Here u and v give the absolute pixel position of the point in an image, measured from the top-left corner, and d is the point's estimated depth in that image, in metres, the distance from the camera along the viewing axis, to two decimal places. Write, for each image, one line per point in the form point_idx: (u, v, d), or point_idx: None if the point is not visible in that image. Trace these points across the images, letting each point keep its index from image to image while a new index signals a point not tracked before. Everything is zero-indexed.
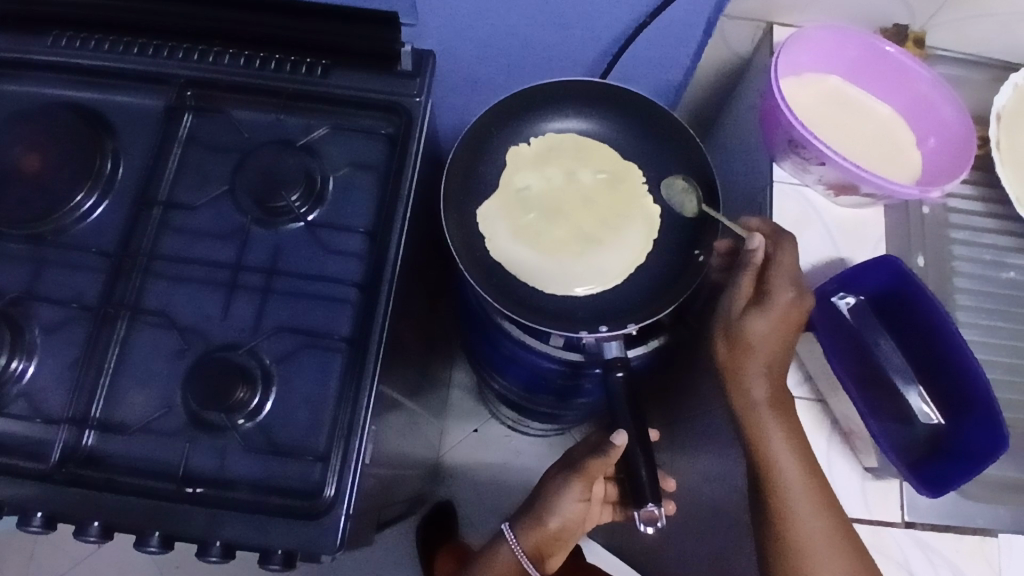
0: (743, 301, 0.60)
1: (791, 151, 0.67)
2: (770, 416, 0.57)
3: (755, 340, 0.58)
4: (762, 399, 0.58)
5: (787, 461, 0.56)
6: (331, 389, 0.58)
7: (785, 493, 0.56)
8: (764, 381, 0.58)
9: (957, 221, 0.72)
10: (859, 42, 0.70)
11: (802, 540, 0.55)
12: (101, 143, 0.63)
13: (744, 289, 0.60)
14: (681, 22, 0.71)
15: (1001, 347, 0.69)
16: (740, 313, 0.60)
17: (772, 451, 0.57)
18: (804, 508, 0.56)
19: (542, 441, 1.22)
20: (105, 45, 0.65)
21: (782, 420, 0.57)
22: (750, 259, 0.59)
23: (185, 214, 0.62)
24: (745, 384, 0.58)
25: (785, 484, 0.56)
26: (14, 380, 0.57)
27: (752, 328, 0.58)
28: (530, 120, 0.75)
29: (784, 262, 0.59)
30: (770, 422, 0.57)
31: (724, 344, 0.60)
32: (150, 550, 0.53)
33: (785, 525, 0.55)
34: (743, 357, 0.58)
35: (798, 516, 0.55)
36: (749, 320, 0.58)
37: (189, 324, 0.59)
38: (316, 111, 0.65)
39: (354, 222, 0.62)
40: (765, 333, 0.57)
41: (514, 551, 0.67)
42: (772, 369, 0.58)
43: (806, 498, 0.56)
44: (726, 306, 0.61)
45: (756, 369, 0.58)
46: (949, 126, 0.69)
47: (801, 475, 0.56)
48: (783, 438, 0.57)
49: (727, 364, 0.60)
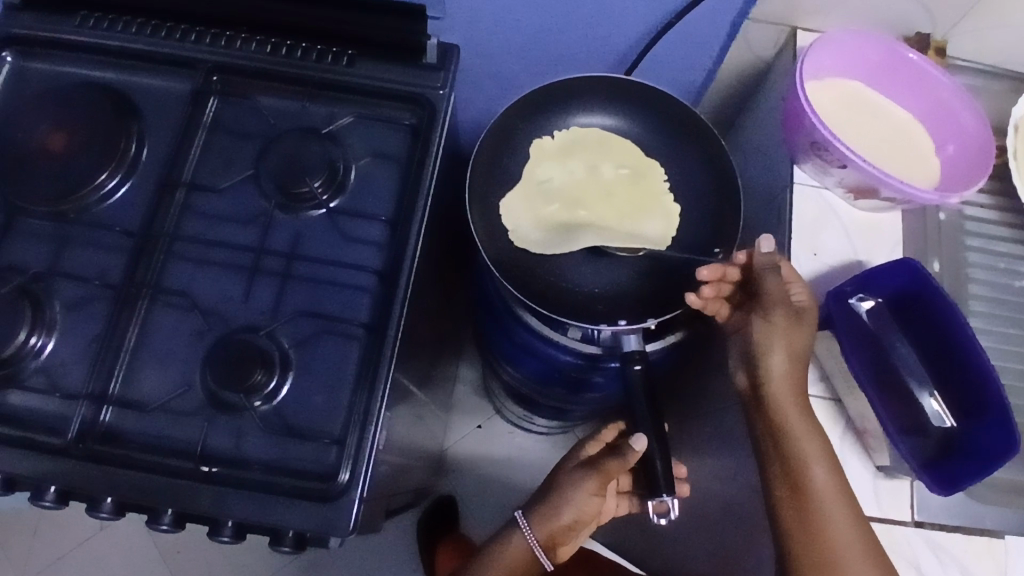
0: (782, 305, 0.61)
1: (813, 153, 0.69)
2: (795, 410, 0.59)
3: (801, 345, 0.60)
4: (790, 405, 0.59)
5: (819, 467, 0.57)
6: (349, 374, 0.58)
7: (816, 497, 0.56)
8: (791, 391, 0.60)
9: (973, 229, 0.73)
10: (882, 47, 0.71)
11: (831, 545, 0.55)
12: (127, 124, 0.64)
13: (775, 295, 0.61)
14: (705, 23, 0.72)
15: (1012, 353, 0.69)
16: (787, 319, 0.60)
17: (805, 455, 0.57)
18: (834, 511, 0.56)
19: (546, 438, 1.23)
20: (133, 27, 0.66)
21: (814, 426, 0.59)
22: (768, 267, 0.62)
23: (208, 197, 0.63)
24: (783, 399, 0.59)
25: (812, 485, 0.57)
26: (33, 355, 0.57)
27: (800, 338, 0.60)
28: (554, 114, 0.77)
29: (791, 268, 0.62)
30: (791, 414, 0.59)
31: (781, 354, 0.60)
32: (162, 528, 0.54)
33: (817, 531, 0.55)
34: (794, 368, 0.60)
35: (829, 521, 0.56)
36: (793, 333, 0.60)
37: (210, 305, 0.60)
38: (343, 100, 0.66)
39: (375, 209, 0.63)
40: (805, 340, 0.60)
41: (527, 539, 0.67)
42: (801, 383, 0.60)
43: (833, 494, 0.57)
44: (766, 319, 0.61)
45: (795, 383, 0.60)
46: (968, 133, 0.70)
47: (833, 481, 0.57)
48: (816, 443, 0.58)
49: (772, 382, 0.60)
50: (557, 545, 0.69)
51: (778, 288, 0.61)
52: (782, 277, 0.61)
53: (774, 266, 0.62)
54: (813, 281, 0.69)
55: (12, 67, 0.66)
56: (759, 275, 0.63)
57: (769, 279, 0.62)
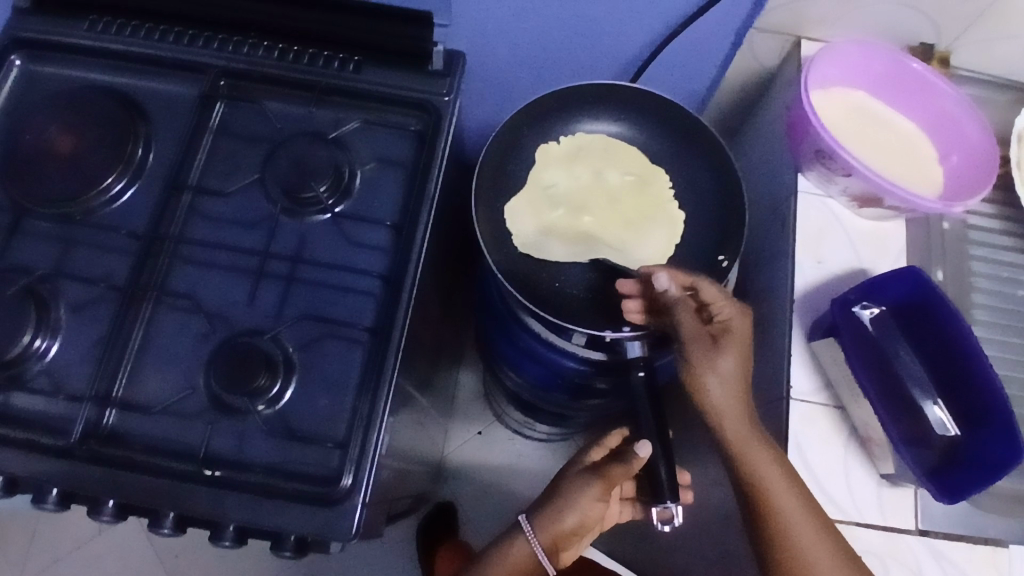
0: (697, 337, 0.58)
1: (818, 161, 0.69)
2: (733, 421, 0.57)
3: (732, 372, 0.57)
4: (737, 426, 0.57)
5: (778, 485, 0.56)
6: (353, 379, 0.58)
7: (780, 514, 0.56)
8: (734, 414, 0.57)
9: (976, 238, 0.73)
10: (886, 56, 0.72)
11: (802, 558, 0.55)
12: (135, 128, 0.64)
13: (687, 327, 0.59)
14: (710, 33, 0.72)
15: (1018, 362, 0.69)
16: (704, 349, 0.58)
17: (759, 471, 0.57)
18: (800, 525, 0.56)
19: (547, 445, 1.22)
20: (141, 32, 0.67)
21: (765, 444, 0.57)
22: (670, 299, 0.60)
23: (214, 201, 0.63)
24: (727, 425, 0.57)
25: (774, 504, 0.56)
26: (38, 357, 0.57)
27: (724, 367, 0.57)
28: (560, 121, 0.78)
29: (710, 289, 0.60)
30: (731, 426, 0.57)
31: (714, 386, 0.57)
32: (164, 532, 0.53)
33: (787, 546, 0.55)
34: (729, 394, 0.57)
35: (797, 535, 0.56)
36: (714, 362, 0.57)
37: (214, 308, 0.60)
38: (348, 106, 0.66)
39: (380, 215, 0.63)
40: (734, 368, 0.57)
41: (530, 543, 0.67)
42: (744, 399, 0.58)
43: (796, 504, 0.56)
44: (684, 355, 0.59)
45: (737, 407, 0.57)
46: (971, 143, 0.71)
47: (794, 496, 0.56)
48: (766, 458, 0.57)
49: (713, 407, 0.58)
50: (560, 550, 0.69)
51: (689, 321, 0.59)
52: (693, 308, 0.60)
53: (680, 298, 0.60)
54: (817, 288, 0.69)
55: (22, 70, 0.67)
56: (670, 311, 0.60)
57: (680, 312, 0.60)
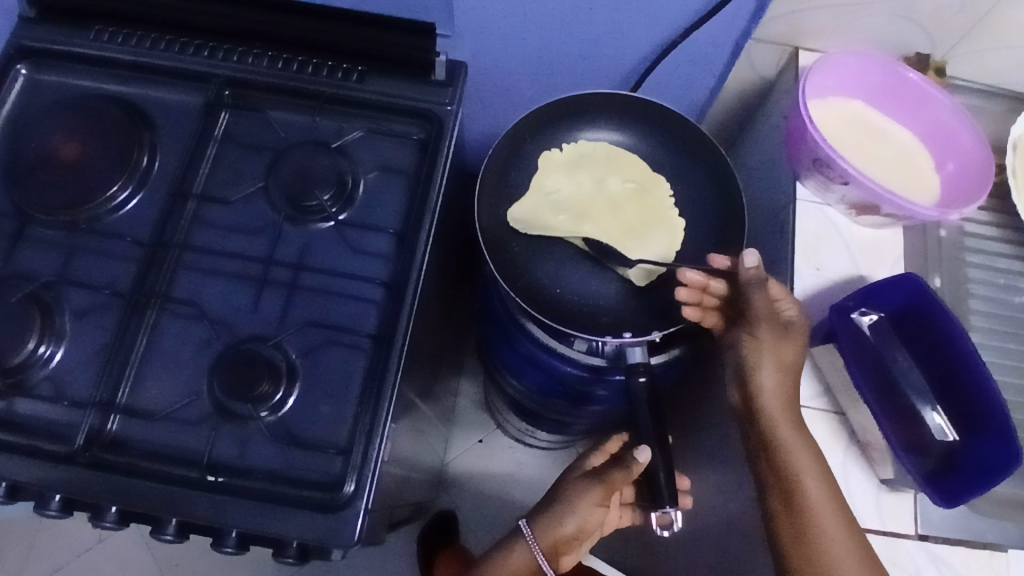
0: (768, 321, 0.62)
1: (815, 169, 0.70)
2: (779, 413, 0.60)
3: (789, 359, 0.61)
4: (784, 420, 0.60)
5: (812, 479, 0.57)
6: (356, 386, 0.58)
7: (809, 509, 0.57)
8: (784, 406, 0.60)
9: (973, 245, 0.74)
10: (881, 68, 0.73)
11: (824, 555, 0.55)
12: (140, 137, 0.64)
13: (761, 310, 0.62)
14: (708, 43, 0.73)
15: (1014, 368, 0.70)
16: (772, 333, 0.61)
17: (796, 467, 0.58)
18: (828, 528, 0.56)
19: (545, 453, 1.23)
20: (147, 42, 0.67)
21: (802, 439, 0.59)
22: (750, 276, 0.62)
23: (218, 208, 0.64)
24: (773, 415, 0.60)
25: (805, 499, 0.57)
26: (42, 363, 0.58)
27: (787, 351, 0.61)
28: (563, 131, 0.79)
29: (778, 288, 0.64)
30: (778, 417, 0.60)
31: (771, 370, 0.61)
32: (166, 538, 0.53)
33: (813, 544, 0.56)
34: (784, 380, 0.61)
35: (821, 531, 0.56)
36: (779, 347, 0.61)
37: (219, 315, 0.60)
38: (350, 114, 0.67)
39: (383, 222, 0.64)
40: (789, 357, 0.61)
41: (531, 549, 0.67)
42: (794, 398, 0.61)
43: (825, 504, 0.57)
44: (752, 336, 0.62)
45: (787, 398, 0.61)
46: (966, 153, 0.71)
47: (825, 492, 0.57)
48: (806, 453, 0.58)
49: (765, 398, 0.60)
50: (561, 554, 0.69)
51: (765, 305, 0.62)
52: (769, 293, 0.62)
53: (761, 281, 0.62)
54: (815, 294, 0.69)
55: (27, 79, 0.67)
56: (745, 290, 0.62)
57: (756, 294, 0.62)
